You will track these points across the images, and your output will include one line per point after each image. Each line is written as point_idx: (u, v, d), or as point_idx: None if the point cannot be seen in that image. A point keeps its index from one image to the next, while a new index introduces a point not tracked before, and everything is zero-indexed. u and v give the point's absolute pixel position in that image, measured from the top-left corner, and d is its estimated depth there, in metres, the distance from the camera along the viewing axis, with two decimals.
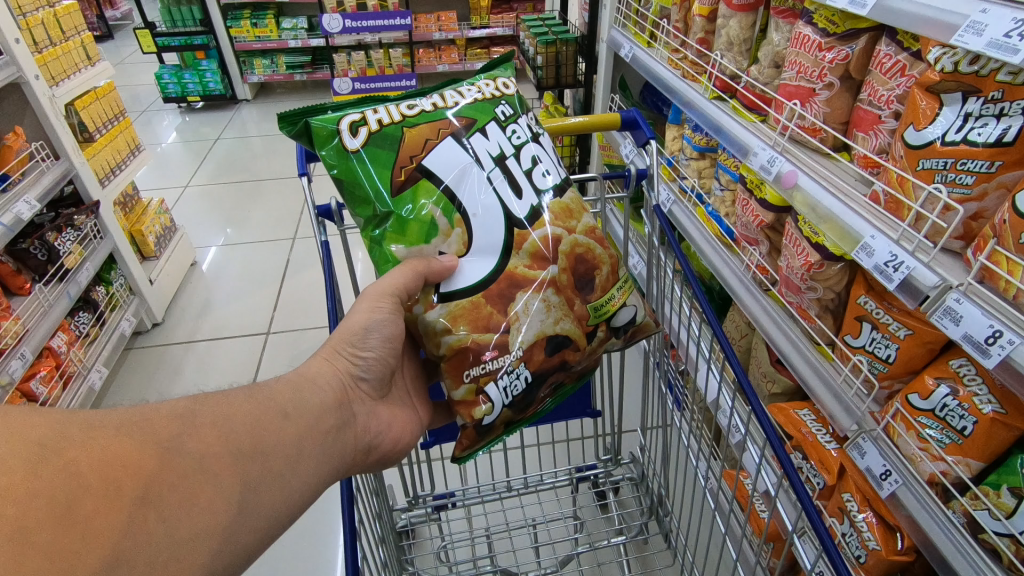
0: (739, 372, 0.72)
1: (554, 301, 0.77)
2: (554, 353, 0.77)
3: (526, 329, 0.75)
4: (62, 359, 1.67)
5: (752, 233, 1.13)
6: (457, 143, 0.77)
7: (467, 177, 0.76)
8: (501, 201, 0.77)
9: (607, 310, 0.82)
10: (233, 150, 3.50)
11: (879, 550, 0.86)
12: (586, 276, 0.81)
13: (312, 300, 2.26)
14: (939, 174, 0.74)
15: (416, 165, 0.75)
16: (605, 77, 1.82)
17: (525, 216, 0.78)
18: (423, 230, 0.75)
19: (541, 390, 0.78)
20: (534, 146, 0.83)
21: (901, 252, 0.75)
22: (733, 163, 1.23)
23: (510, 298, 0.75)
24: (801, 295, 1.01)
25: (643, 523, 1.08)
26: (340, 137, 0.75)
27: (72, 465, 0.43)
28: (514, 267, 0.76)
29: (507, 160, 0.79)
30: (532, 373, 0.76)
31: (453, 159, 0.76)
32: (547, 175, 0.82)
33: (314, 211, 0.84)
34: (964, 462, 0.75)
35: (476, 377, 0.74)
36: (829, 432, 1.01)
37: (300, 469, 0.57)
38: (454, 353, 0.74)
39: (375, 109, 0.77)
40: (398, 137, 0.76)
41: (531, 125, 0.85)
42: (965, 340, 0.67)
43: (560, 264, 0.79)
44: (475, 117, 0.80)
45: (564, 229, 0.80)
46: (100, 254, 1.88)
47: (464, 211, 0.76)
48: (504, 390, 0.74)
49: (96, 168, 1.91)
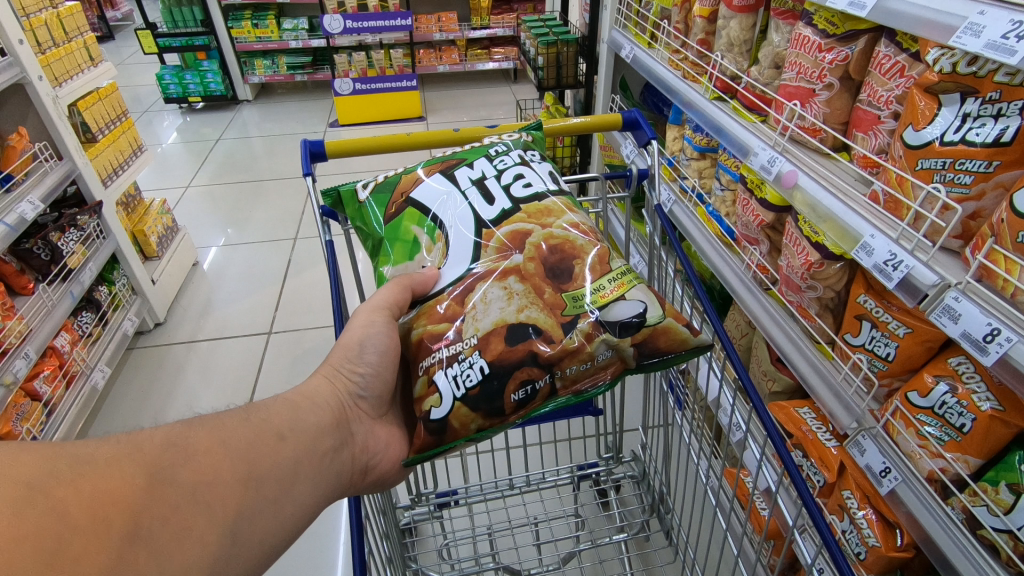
0: (741, 369, 0.73)
1: (517, 288, 0.73)
2: (516, 344, 0.70)
3: (482, 318, 0.72)
4: (65, 358, 1.69)
5: (752, 233, 1.14)
6: (444, 176, 0.83)
7: (448, 200, 0.81)
8: (472, 209, 0.79)
9: (593, 302, 0.72)
10: (235, 151, 3.51)
11: (879, 546, 0.87)
12: (562, 265, 0.75)
13: (313, 300, 2.26)
14: (937, 174, 0.75)
15: (405, 198, 0.83)
16: (605, 77, 1.83)
17: (491, 218, 0.78)
18: (406, 249, 0.80)
19: (506, 386, 0.69)
20: (521, 167, 0.84)
21: (901, 251, 0.76)
22: (733, 163, 1.23)
23: (469, 290, 0.74)
24: (801, 294, 1.01)
25: (644, 521, 1.09)
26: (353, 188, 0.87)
27: (60, 505, 0.41)
28: (479, 264, 0.76)
29: (487, 181, 0.82)
30: (487, 363, 0.69)
31: (439, 188, 0.82)
32: (528, 187, 0.81)
33: (320, 211, 0.85)
34: (963, 459, 0.75)
35: (428, 368, 0.71)
36: (829, 430, 1.01)
37: (296, 495, 0.55)
38: (417, 345, 0.74)
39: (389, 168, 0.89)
40: (396, 180, 0.85)
41: (524, 155, 0.86)
42: (963, 338, 0.67)
43: (526, 253, 0.76)
44: (467, 157, 0.86)
45: (535, 225, 0.77)
46: (103, 254, 1.89)
47: (442, 224, 0.79)
48: (455, 380, 0.69)
49: (99, 168, 1.92)
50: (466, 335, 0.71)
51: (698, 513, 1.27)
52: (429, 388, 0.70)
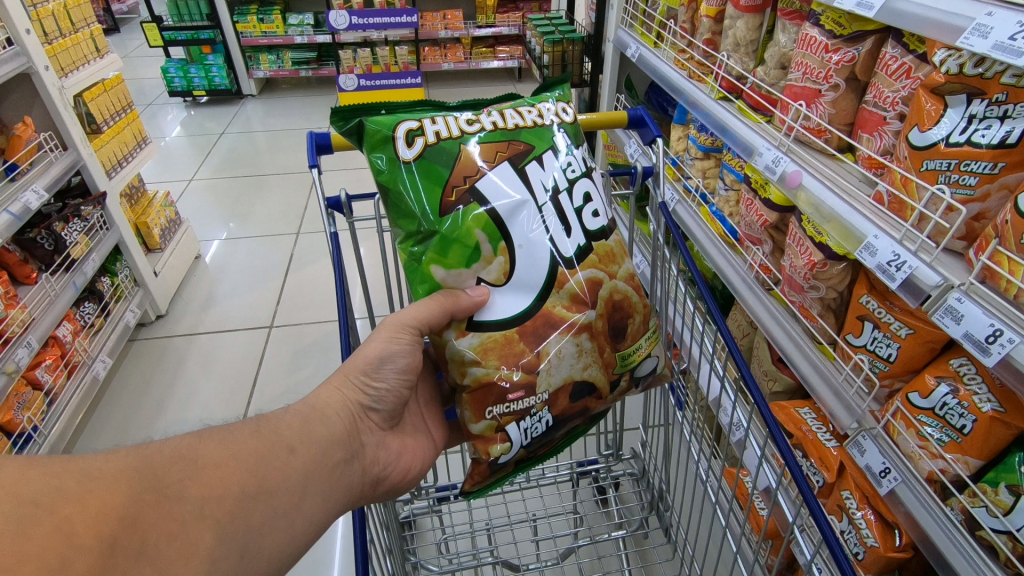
0: (743, 366, 0.73)
1: (587, 347, 0.78)
2: (577, 400, 0.79)
3: (556, 373, 0.76)
4: (67, 348, 1.69)
5: (755, 233, 1.14)
6: (512, 170, 0.77)
7: (520, 211, 0.76)
8: (550, 239, 0.77)
9: (634, 361, 0.83)
10: (238, 145, 3.51)
11: (877, 547, 0.87)
12: (619, 323, 0.82)
13: (316, 295, 2.27)
14: (942, 175, 0.75)
15: (469, 186, 0.75)
16: (611, 77, 1.84)
17: (570, 255, 0.78)
18: (465, 254, 0.74)
19: (558, 431, 0.81)
20: (588, 182, 0.82)
21: (904, 252, 0.76)
22: (738, 162, 1.24)
23: (543, 336, 0.76)
24: (803, 294, 1.01)
25: (643, 518, 1.09)
26: (395, 145, 0.76)
27: (66, 524, 0.41)
28: (552, 306, 0.76)
29: (560, 195, 0.79)
30: (553, 416, 0.78)
31: (507, 190, 0.76)
32: (597, 215, 0.82)
33: (324, 203, 0.85)
34: (963, 460, 0.76)
35: (498, 416, 0.75)
36: (829, 430, 1.01)
37: (305, 508, 0.56)
38: (480, 387, 0.74)
39: (433, 121, 0.78)
40: (454, 153, 0.76)
41: (587, 158, 0.84)
42: (965, 339, 0.68)
43: (597, 309, 0.79)
44: (533, 143, 0.80)
45: (606, 274, 0.80)
46: (106, 245, 1.89)
47: (510, 241, 0.75)
48: (524, 431, 0.76)
49: (103, 159, 1.93)
50: (540, 390, 0.75)
51: (697, 511, 1.27)
52: (498, 437, 0.75)
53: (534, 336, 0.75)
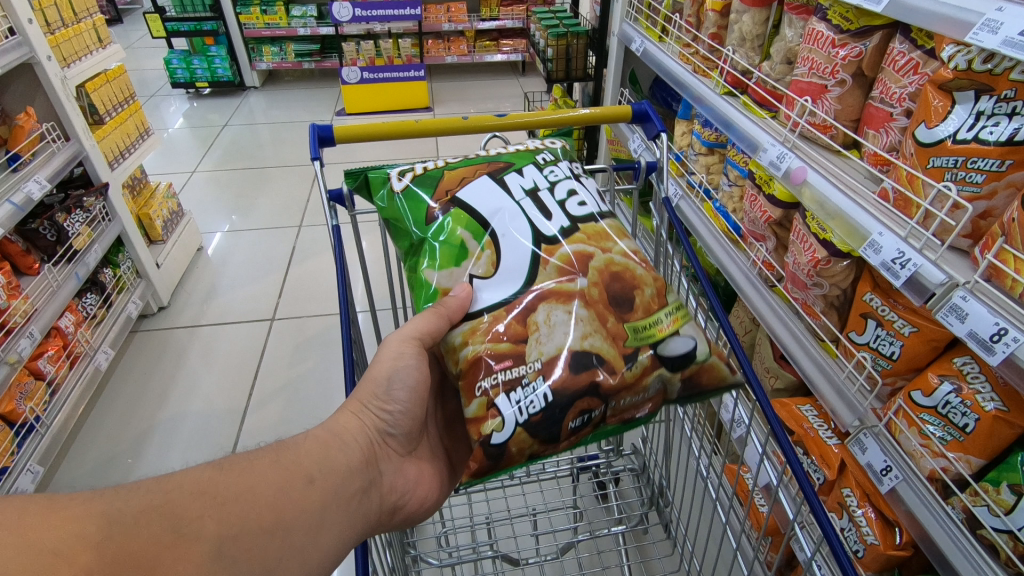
0: (745, 363, 0.73)
1: (582, 314, 0.72)
2: (580, 372, 0.69)
3: (546, 342, 0.70)
4: (69, 339, 1.69)
5: (759, 229, 1.13)
6: (490, 180, 0.82)
7: (503, 210, 0.79)
8: (530, 222, 0.78)
9: (651, 334, 0.73)
10: (241, 138, 3.50)
11: (877, 544, 0.87)
12: (622, 295, 0.76)
13: (318, 288, 2.27)
14: (948, 172, 0.74)
15: (451, 197, 0.81)
16: (615, 71, 1.82)
17: (557, 232, 0.78)
18: (453, 254, 0.77)
19: (569, 416, 0.68)
20: (572, 182, 0.84)
21: (909, 250, 0.76)
22: (742, 158, 1.23)
23: (531, 309, 0.72)
24: (807, 291, 1.00)
25: (643, 513, 1.09)
26: (389, 183, 0.85)
27: (83, 570, 0.41)
28: (542, 282, 0.74)
29: (541, 193, 0.82)
30: (553, 391, 0.68)
31: (487, 191, 0.81)
32: (584, 204, 0.82)
33: (327, 196, 0.85)
34: (965, 459, 0.75)
35: (487, 390, 0.68)
36: (830, 428, 1.01)
37: (322, 539, 0.55)
38: (469, 364, 0.70)
39: (423, 164, 0.87)
40: (438, 177, 0.84)
41: (571, 168, 0.88)
42: (969, 338, 0.67)
43: (590, 278, 0.75)
44: (513, 161, 0.86)
45: (597, 249, 0.78)
46: (109, 236, 1.89)
47: (494, 233, 0.77)
48: (519, 406, 0.67)
49: (106, 151, 1.93)
50: (530, 359, 0.70)
51: (697, 507, 1.27)
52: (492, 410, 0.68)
53: (519, 306, 0.73)
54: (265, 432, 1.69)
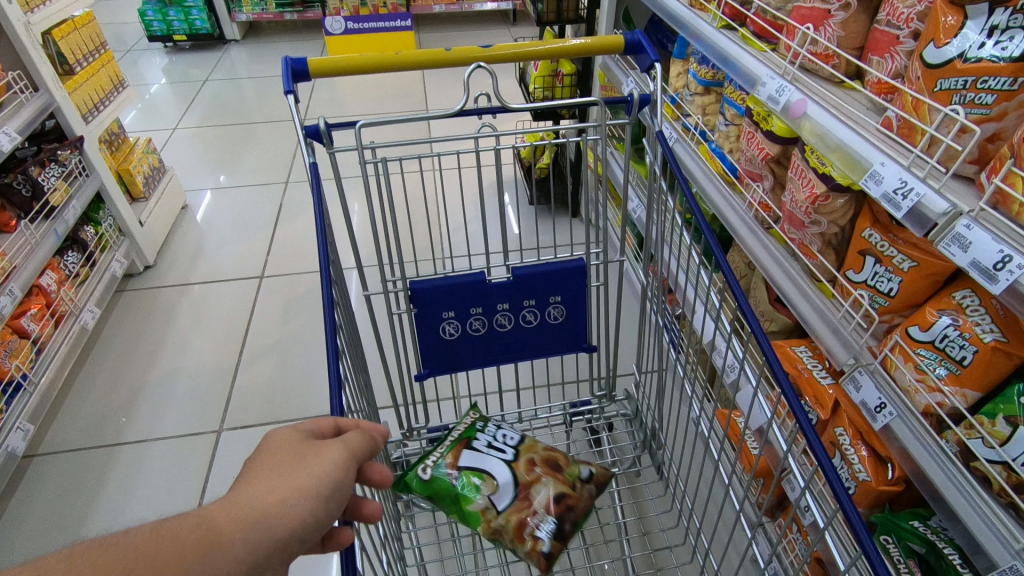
0: (740, 297, 0.73)
1: (556, 475, 0.94)
2: (559, 501, 0.91)
3: (545, 489, 0.92)
4: (53, 297, 1.66)
5: (756, 168, 1.10)
6: (472, 453, 0.95)
7: (484, 458, 0.95)
8: (495, 455, 0.95)
9: (575, 471, 0.97)
10: (223, 93, 3.39)
11: (868, 481, 0.88)
12: (557, 461, 0.96)
13: (307, 246, 2.22)
14: (957, 95, 0.71)
15: (459, 458, 0.95)
16: (608, 10, 1.74)
17: (513, 448, 0.97)
18: (471, 472, 0.93)
19: (569, 521, 0.90)
20: (503, 431, 1.00)
21: (912, 179, 0.72)
22: (740, 95, 1.18)
23: (533, 484, 0.92)
24: (804, 231, 0.97)
25: (636, 456, 1.10)
26: (409, 477, 0.94)
27: None
28: (529, 456, 0.96)
29: (484, 442, 0.97)
30: (557, 515, 0.90)
31: (480, 464, 0.94)
32: (508, 436, 0.99)
33: (303, 132, 0.82)
34: (961, 392, 0.74)
35: (531, 531, 0.88)
36: (824, 368, 1.01)
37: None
38: (518, 527, 0.88)
39: (420, 468, 0.95)
40: (443, 480, 0.93)
41: (494, 428, 1.01)
42: (972, 267, 0.65)
43: (546, 460, 0.95)
44: (464, 440, 0.98)
45: (542, 470, 0.94)
46: (87, 192, 1.84)
47: (489, 470, 0.93)
48: (547, 530, 0.88)
49: (79, 103, 1.85)
50: (542, 509, 0.90)
51: (690, 452, 1.28)
52: (539, 559, 0.86)
53: (523, 487, 0.92)
54: (257, 390, 1.68)
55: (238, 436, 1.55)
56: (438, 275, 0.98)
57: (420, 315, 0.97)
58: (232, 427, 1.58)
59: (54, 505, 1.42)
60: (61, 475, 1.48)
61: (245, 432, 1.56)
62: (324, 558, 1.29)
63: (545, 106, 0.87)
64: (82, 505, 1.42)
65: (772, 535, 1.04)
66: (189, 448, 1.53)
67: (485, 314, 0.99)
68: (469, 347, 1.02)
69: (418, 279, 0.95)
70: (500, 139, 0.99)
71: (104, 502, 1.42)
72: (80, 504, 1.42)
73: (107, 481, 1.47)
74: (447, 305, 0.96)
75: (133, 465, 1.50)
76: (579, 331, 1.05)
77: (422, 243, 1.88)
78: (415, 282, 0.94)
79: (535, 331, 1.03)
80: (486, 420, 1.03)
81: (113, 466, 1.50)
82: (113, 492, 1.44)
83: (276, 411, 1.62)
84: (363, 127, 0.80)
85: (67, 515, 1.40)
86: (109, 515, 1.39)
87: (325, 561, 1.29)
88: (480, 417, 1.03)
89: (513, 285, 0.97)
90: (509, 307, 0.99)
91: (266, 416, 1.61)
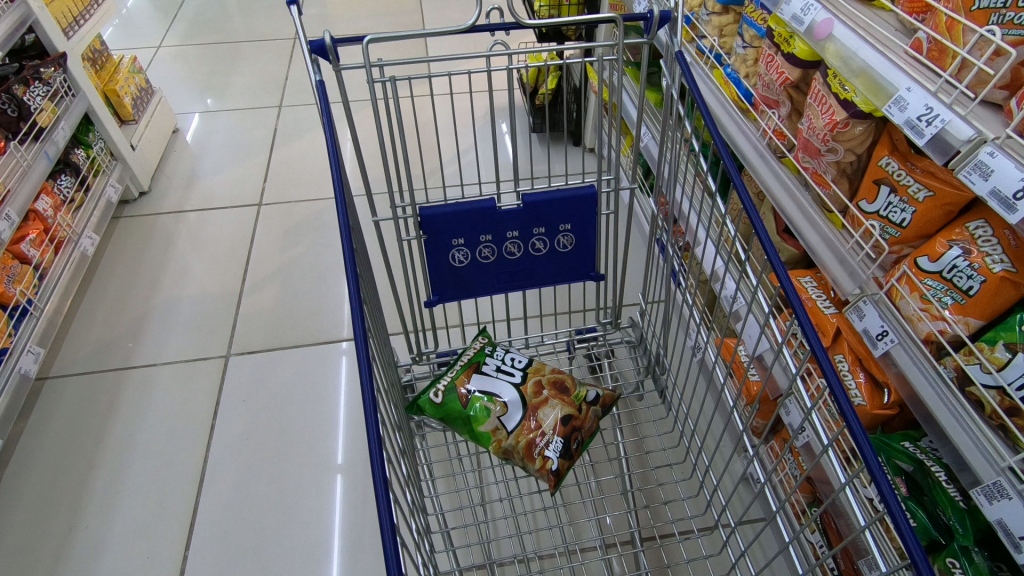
0: (757, 221, 0.73)
1: (560, 403, 0.96)
2: (568, 423, 0.94)
3: (551, 416, 0.94)
4: (50, 223, 1.64)
5: (774, 94, 1.06)
6: (483, 376, 0.98)
7: (497, 383, 0.97)
8: (506, 381, 0.98)
9: (579, 395, 0.98)
10: (208, 7, 3.21)
11: (864, 405, 0.92)
12: (564, 383, 0.99)
13: (304, 171, 2.17)
14: (995, 14, 0.69)
15: (472, 382, 0.97)
16: None
17: (522, 371, 0.99)
18: (483, 405, 0.95)
19: (576, 448, 0.94)
20: (514, 354, 1.03)
21: (938, 105, 0.71)
22: (760, 14, 1.11)
23: (542, 409, 0.95)
24: (819, 159, 0.95)
25: (639, 381, 1.14)
26: (427, 395, 0.98)
27: None
28: (541, 378, 0.99)
29: (496, 367, 1.00)
30: (563, 438, 0.93)
31: (492, 388, 0.97)
32: (515, 360, 1.01)
33: (308, 46, 0.78)
34: (964, 321, 0.76)
35: (540, 452, 0.92)
36: (829, 298, 1.02)
37: None
38: (526, 447, 0.92)
39: (435, 389, 0.99)
40: (457, 399, 0.96)
41: (506, 351, 1.03)
42: (991, 196, 0.65)
43: (553, 387, 0.98)
44: (476, 363, 1.00)
45: (552, 391, 0.97)
46: (75, 112, 1.77)
47: (501, 396, 0.96)
48: (554, 451, 0.92)
49: (58, 16, 1.75)
50: (551, 433, 0.93)
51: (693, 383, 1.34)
52: (548, 476, 0.90)
53: (532, 411, 0.95)
54: (262, 316, 1.70)
55: (245, 361, 1.58)
56: (446, 202, 0.96)
57: (429, 241, 0.96)
58: (239, 353, 1.61)
59: (70, 425, 1.46)
60: (74, 397, 1.52)
61: (253, 356, 1.59)
62: (332, 475, 1.35)
63: (563, 21, 0.80)
64: (98, 425, 1.47)
65: (766, 459, 1.10)
66: (197, 372, 1.57)
67: (495, 242, 0.98)
68: (480, 274, 1.02)
69: (427, 206, 0.94)
70: (512, 57, 0.92)
71: (118, 422, 1.47)
72: (95, 425, 1.46)
73: (120, 402, 1.51)
74: (457, 232, 0.96)
75: (143, 388, 1.54)
76: (588, 260, 1.05)
77: (429, 169, 1.84)
78: (424, 208, 0.93)
79: (544, 259, 1.03)
80: (494, 345, 1.04)
81: (124, 389, 1.54)
82: (126, 413, 1.49)
83: (282, 337, 1.64)
84: (370, 42, 0.75)
85: (84, 435, 1.45)
86: (125, 432, 1.45)
87: (333, 478, 1.35)
88: (489, 342, 1.04)
89: (524, 212, 0.96)
90: (519, 235, 0.99)
91: (272, 341, 1.63)
